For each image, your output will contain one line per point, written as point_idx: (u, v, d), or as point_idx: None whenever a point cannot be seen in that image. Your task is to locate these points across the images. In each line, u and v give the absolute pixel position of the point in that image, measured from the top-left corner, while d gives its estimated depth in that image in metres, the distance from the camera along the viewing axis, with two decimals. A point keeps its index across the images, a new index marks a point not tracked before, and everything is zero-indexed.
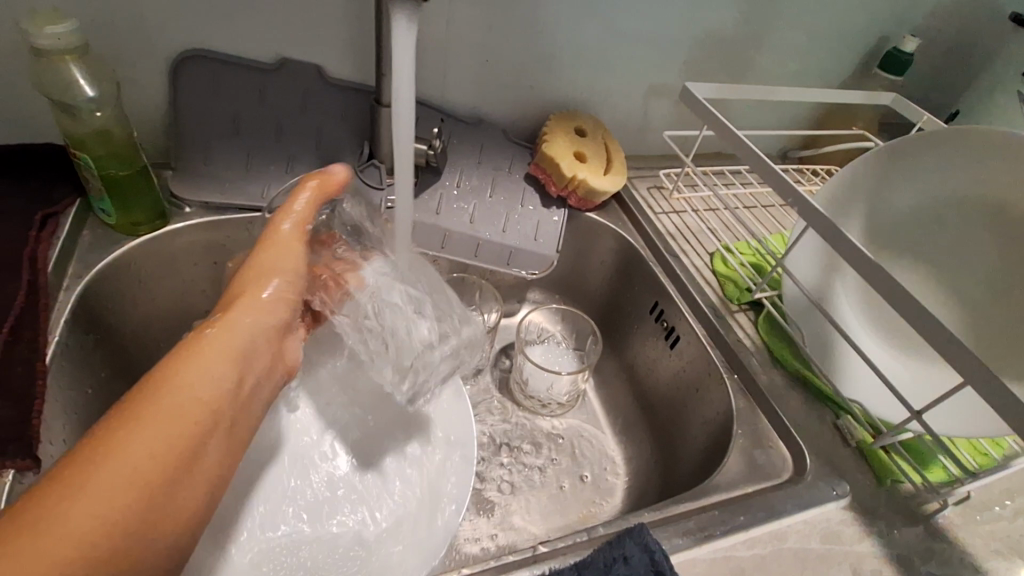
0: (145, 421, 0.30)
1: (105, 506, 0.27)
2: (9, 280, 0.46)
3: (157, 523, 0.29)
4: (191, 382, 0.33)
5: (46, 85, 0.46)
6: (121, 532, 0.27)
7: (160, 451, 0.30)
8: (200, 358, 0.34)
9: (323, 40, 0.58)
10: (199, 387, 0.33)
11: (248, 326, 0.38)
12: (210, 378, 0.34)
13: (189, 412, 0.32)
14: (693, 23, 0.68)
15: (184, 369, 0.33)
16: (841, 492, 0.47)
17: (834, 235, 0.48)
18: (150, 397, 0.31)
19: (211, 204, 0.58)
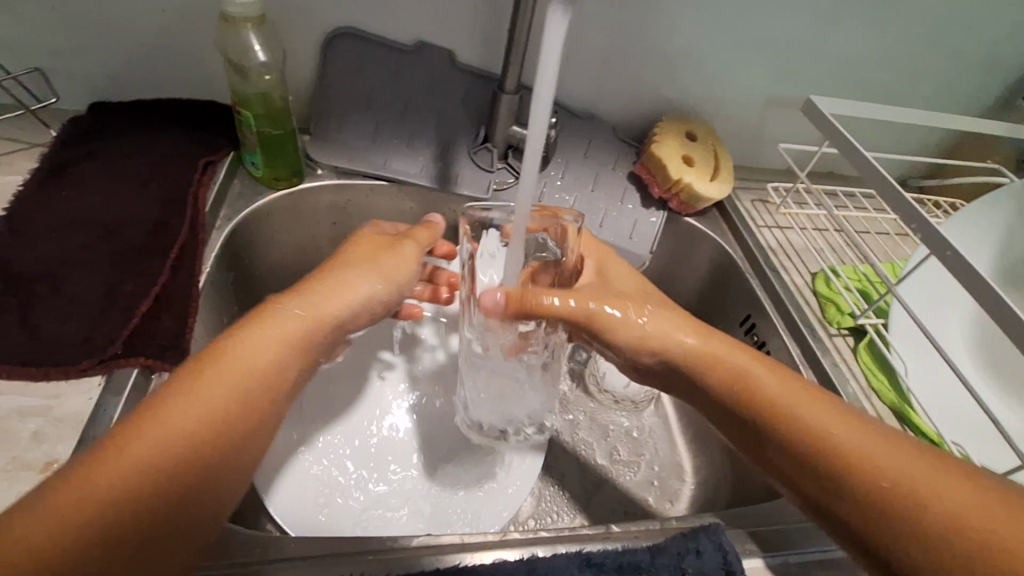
0: (202, 396, 0.35)
1: (146, 470, 0.31)
2: (176, 213, 0.53)
3: (191, 497, 0.33)
4: (232, 366, 0.37)
5: (231, 49, 0.53)
6: (153, 499, 0.31)
7: (206, 429, 0.34)
8: (249, 340, 0.38)
9: (459, 26, 0.61)
10: (243, 373, 0.37)
11: (277, 331, 0.39)
12: (258, 364, 0.38)
13: (233, 395, 0.36)
14: (828, 34, 0.66)
15: (238, 348, 0.38)
16: None
17: (960, 266, 0.46)
18: (199, 375, 0.36)
19: (340, 169, 0.64)
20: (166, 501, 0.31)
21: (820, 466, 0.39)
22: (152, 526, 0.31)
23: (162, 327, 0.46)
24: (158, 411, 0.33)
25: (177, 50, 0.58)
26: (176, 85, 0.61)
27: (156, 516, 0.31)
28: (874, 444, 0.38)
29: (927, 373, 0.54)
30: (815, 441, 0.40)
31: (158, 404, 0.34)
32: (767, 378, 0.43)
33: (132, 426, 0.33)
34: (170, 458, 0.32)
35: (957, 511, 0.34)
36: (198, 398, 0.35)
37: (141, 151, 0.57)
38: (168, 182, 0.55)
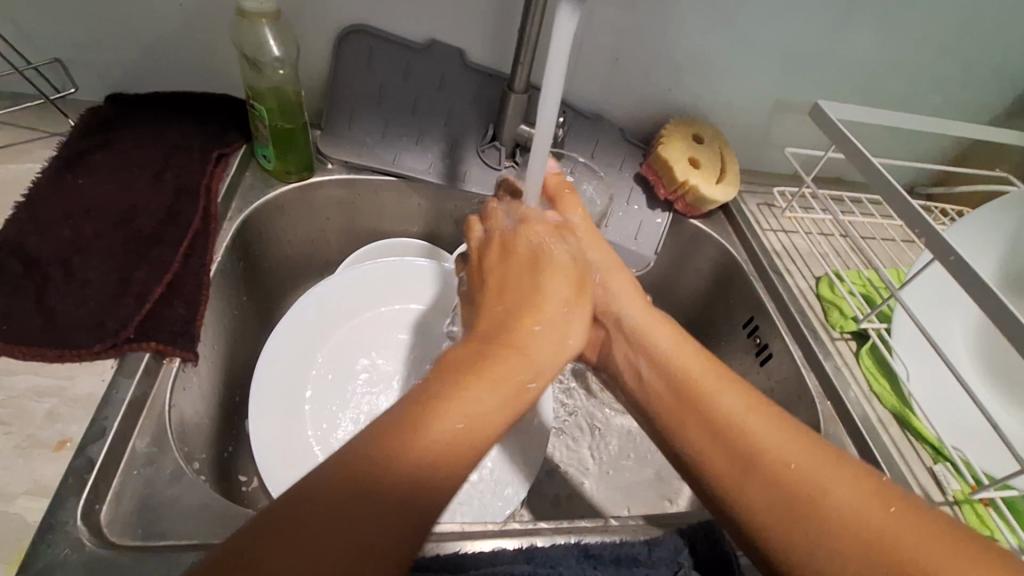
0: (449, 413, 0.32)
1: (394, 493, 0.29)
2: (189, 203, 0.54)
3: (432, 509, 0.30)
4: (478, 386, 0.34)
5: (245, 42, 0.54)
6: (400, 502, 0.29)
7: (446, 451, 0.31)
8: (482, 375, 0.35)
9: (470, 27, 0.62)
10: (485, 390, 0.35)
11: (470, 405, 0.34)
12: (487, 393, 0.34)
13: (477, 415, 0.33)
14: (837, 40, 0.66)
15: (491, 363, 0.36)
16: None
17: (965, 271, 0.46)
18: (439, 407, 0.32)
19: (349, 163, 0.65)
20: (414, 504, 0.30)
21: (706, 441, 0.39)
22: (378, 516, 0.28)
23: (174, 314, 0.47)
24: (440, 401, 0.33)
25: (193, 43, 0.59)
26: (193, 79, 0.63)
27: (378, 506, 0.29)
28: (794, 449, 0.37)
29: (929, 378, 0.54)
30: (732, 440, 0.38)
31: (436, 401, 0.33)
32: (734, 405, 0.40)
33: (374, 446, 0.30)
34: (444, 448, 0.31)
35: (851, 519, 0.33)
36: (451, 417, 0.32)
37: (156, 142, 0.58)
38: (180, 173, 0.56)
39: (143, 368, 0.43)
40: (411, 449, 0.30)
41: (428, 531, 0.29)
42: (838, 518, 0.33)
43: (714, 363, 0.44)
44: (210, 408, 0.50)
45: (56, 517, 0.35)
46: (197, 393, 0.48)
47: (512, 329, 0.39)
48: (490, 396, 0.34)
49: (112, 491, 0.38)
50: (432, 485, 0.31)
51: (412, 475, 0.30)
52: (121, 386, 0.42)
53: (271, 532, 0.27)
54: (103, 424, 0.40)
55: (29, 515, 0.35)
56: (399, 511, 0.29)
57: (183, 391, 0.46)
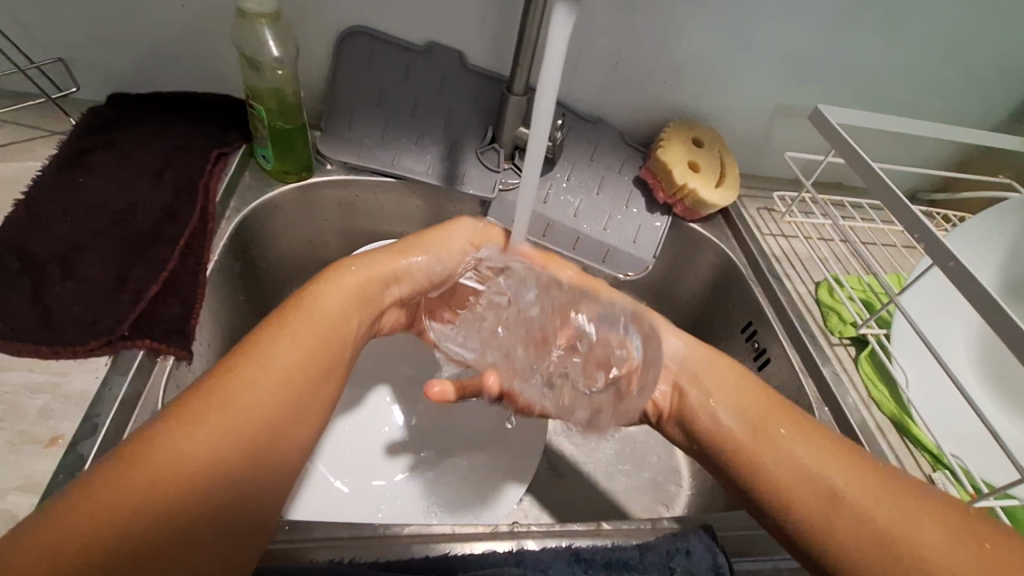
0: (230, 412, 0.35)
1: (180, 481, 0.31)
2: (187, 202, 0.54)
3: (248, 487, 0.34)
4: (254, 375, 0.37)
5: (244, 43, 0.54)
6: (215, 475, 0.33)
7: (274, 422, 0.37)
8: (259, 370, 0.37)
9: (470, 29, 0.62)
10: (272, 385, 0.37)
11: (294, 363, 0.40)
12: (270, 381, 0.37)
13: (259, 403, 0.36)
14: (838, 44, 0.66)
15: (260, 357, 0.38)
16: None
17: (964, 277, 0.46)
18: (218, 398, 0.35)
19: (349, 164, 0.65)
20: (217, 488, 0.33)
21: (763, 481, 0.41)
22: (179, 512, 0.31)
23: (169, 312, 0.47)
24: (225, 397, 0.35)
25: (195, 43, 0.60)
26: (195, 79, 0.63)
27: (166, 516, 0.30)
28: (839, 468, 0.40)
29: (929, 385, 0.54)
30: (796, 487, 0.40)
31: (223, 400, 0.35)
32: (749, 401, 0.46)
33: (160, 447, 0.32)
34: (237, 433, 0.34)
35: (841, 495, 0.39)
36: (229, 409, 0.35)
37: (156, 142, 0.58)
38: (179, 172, 0.56)
39: (137, 366, 0.43)
40: (227, 444, 0.34)
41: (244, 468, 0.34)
42: (864, 527, 0.37)
43: (778, 401, 0.46)
44: None
45: None
46: None
47: (289, 323, 0.41)
48: (273, 381, 0.37)
49: None
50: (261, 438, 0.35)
51: (199, 467, 0.32)
52: (114, 383, 0.42)
53: (71, 540, 0.28)
54: (95, 421, 0.40)
55: (20, 511, 0.35)
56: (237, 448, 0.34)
57: (177, 390, 0.46)
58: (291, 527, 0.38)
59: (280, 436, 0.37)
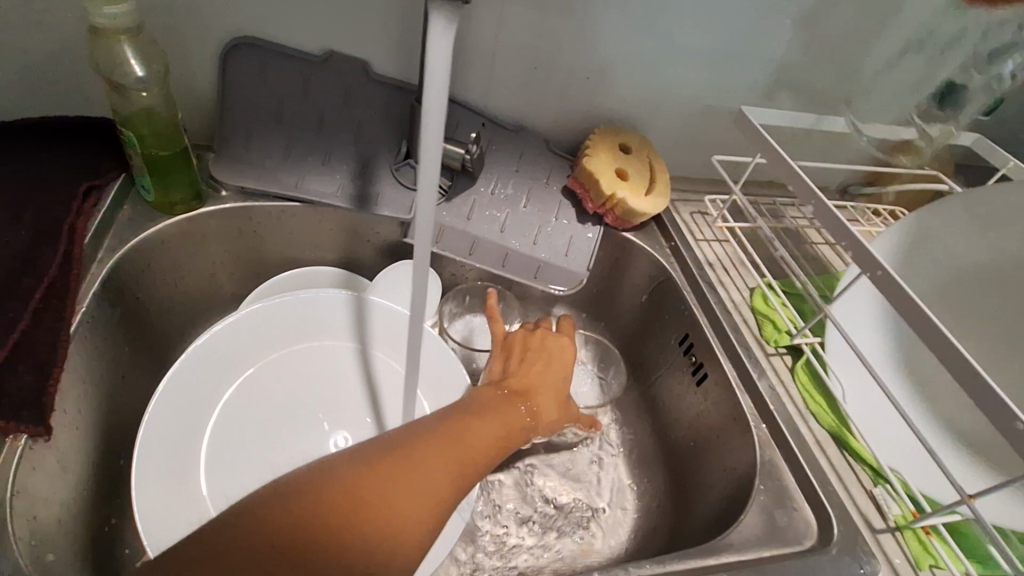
0: (350, 542, 0.33)
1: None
2: (46, 246, 0.47)
3: None
4: (416, 485, 0.37)
5: (101, 61, 0.47)
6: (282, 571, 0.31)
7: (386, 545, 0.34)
8: (407, 490, 0.36)
9: (372, 37, 0.57)
10: (417, 515, 0.36)
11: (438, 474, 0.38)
12: (406, 514, 0.35)
13: (391, 528, 0.35)
14: (761, 41, 0.64)
15: (420, 469, 0.38)
16: (802, 534, 0.45)
17: (891, 287, 0.44)
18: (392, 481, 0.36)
19: (246, 189, 0.59)
20: None
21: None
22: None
23: (16, 384, 0.40)
24: (370, 514, 0.34)
25: (50, 62, 0.52)
26: (57, 102, 0.56)
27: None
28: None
29: (864, 393, 0.52)
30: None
31: (376, 506, 0.35)
32: None
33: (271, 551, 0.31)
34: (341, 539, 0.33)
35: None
36: (362, 532, 0.34)
37: (9, 176, 0.51)
38: (38, 211, 0.49)
39: None
40: (346, 568, 0.32)
41: None
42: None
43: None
44: (76, 479, 0.44)
45: None
46: (55, 469, 0.42)
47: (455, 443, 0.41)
48: (415, 518, 0.36)
49: None
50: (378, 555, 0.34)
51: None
52: None
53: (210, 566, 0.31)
54: None
55: None
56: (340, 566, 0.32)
57: (31, 472, 0.40)
58: None
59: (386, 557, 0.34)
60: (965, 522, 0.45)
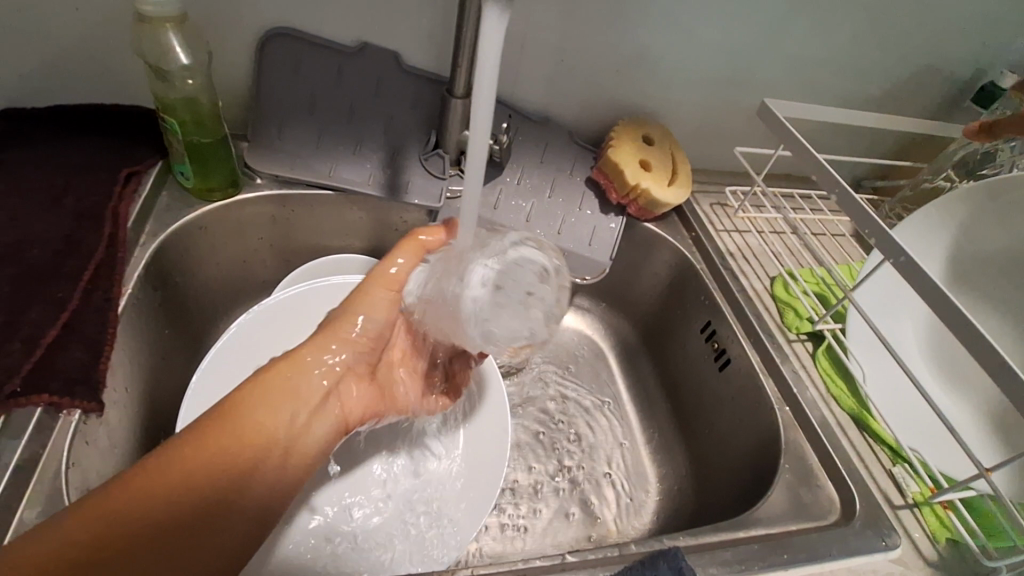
0: (223, 471, 0.36)
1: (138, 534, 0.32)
2: (92, 230, 0.48)
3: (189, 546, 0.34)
4: (247, 427, 0.38)
5: (147, 49, 0.48)
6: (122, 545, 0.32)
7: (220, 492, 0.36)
8: (245, 434, 0.38)
9: (405, 29, 0.58)
10: (281, 441, 0.39)
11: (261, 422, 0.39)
12: (265, 441, 0.38)
13: (253, 454, 0.38)
14: (781, 36, 0.65)
15: (269, 407, 0.39)
16: (827, 510, 0.47)
17: (914, 272, 0.45)
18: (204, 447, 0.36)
19: (280, 177, 0.60)
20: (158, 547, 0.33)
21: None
22: (133, 563, 0.32)
23: (70, 359, 0.41)
24: (169, 483, 0.34)
25: (93, 51, 0.53)
26: (97, 91, 0.57)
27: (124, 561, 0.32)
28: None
29: (885, 378, 0.54)
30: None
31: (173, 478, 0.34)
32: None
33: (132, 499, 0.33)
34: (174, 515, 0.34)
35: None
36: (238, 463, 0.37)
37: (54, 162, 0.52)
38: (82, 195, 0.50)
39: (34, 425, 0.38)
40: (226, 505, 0.36)
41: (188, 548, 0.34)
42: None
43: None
44: (125, 456, 0.45)
45: None
46: (107, 446, 0.43)
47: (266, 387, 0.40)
48: (268, 432, 0.39)
49: None
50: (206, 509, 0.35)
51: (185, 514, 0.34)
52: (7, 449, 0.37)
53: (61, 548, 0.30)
54: None
55: None
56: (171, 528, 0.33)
57: (87, 446, 0.41)
58: None
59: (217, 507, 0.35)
60: (981, 500, 0.46)
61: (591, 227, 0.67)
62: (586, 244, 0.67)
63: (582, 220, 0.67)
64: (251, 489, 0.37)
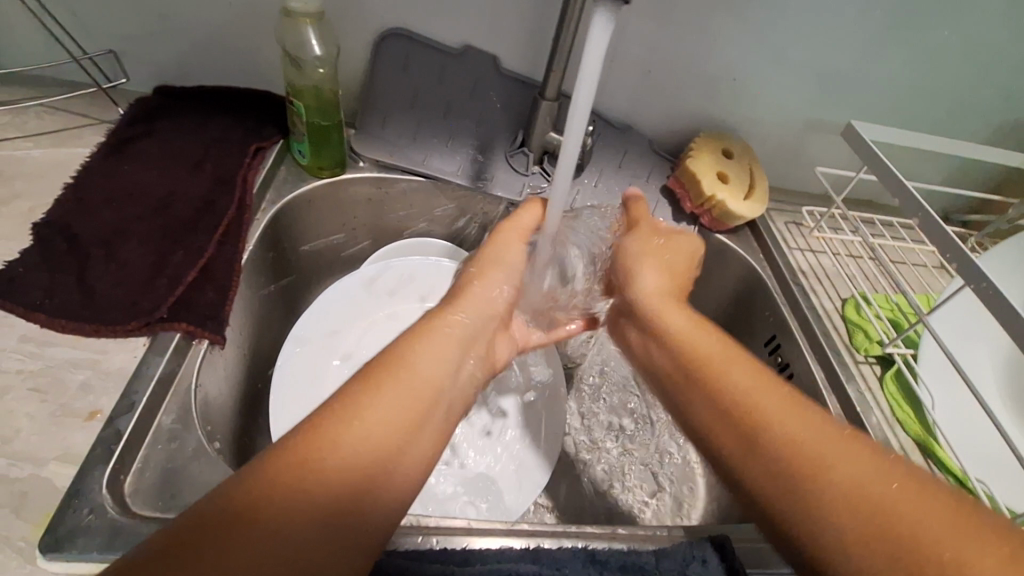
0: (378, 421, 0.35)
1: (266, 539, 0.29)
2: (225, 193, 0.56)
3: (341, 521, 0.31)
4: (416, 376, 0.38)
5: (289, 41, 0.56)
6: (266, 537, 0.29)
7: (383, 463, 0.34)
8: (413, 372, 0.38)
9: (506, 35, 0.63)
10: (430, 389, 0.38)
11: (429, 364, 0.39)
12: (414, 403, 0.37)
13: (410, 407, 0.36)
14: (876, 60, 0.66)
15: (415, 368, 0.38)
16: None
17: (997, 299, 0.45)
18: (345, 428, 0.33)
19: (380, 162, 0.66)
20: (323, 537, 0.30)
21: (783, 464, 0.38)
22: (271, 542, 0.29)
23: (204, 298, 0.49)
24: (331, 434, 0.33)
25: (239, 39, 0.62)
26: (236, 75, 0.65)
27: (284, 520, 0.29)
28: (875, 470, 0.36)
29: (955, 408, 0.53)
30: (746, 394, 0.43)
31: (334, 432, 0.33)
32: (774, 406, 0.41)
33: (301, 451, 0.32)
34: (317, 495, 0.31)
35: (858, 491, 0.35)
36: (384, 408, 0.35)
37: (198, 132, 0.60)
38: (219, 163, 0.58)
39: (173, 348, 0.45)
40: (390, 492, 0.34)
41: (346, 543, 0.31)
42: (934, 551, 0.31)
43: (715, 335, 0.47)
44: (233, 390, 0.52)
45: (84, 483, 0.37)
46: (222, 377, 0.50)
47: (384, 376, 0.37)
48: (421, 392, 0.38)
49: (137, 462, 0.39)
50: (370, 495, 0.33)
51: (353, 481, 0.32)
52: (151, 363, 0.44)
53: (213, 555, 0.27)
54: (132, 398, 0.41)
55: (55, 480, 0.37)
56: (330, 521, 0.31)
57: (209, 371, 0.48)
58: None
59: (389, 480, 0.34)
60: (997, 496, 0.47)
61: None
62: None
63: None
64: (413, 455, 0.36)
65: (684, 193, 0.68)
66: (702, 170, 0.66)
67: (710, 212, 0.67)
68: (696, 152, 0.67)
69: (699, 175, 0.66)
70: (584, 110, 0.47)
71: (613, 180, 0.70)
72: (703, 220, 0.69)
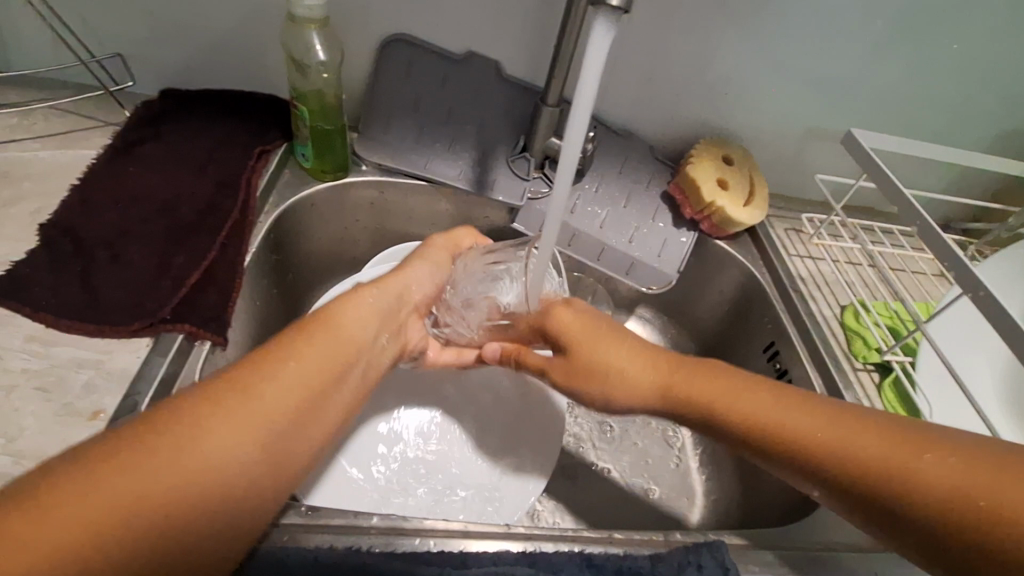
0: (273, 389, 0.37)
1: (147, 488, 0.30)
2: (228, 196, 0.57)
3: (225, 482, 0.33)
4: (324, 354, 0.41)
5: (293, 46, 0.56)
6: (160, 495, 0.31)
7: (281, 433, 0.36)
8: (315, 346, 0.41)
9: (509, 41, 0.64)
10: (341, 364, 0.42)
11: (336, 343, 0.42)
12: (314, 373, 0.40)
13: (312, 379, 0.39)
14: (876, 69, 0.66)
15: (318, 342, 0.41)
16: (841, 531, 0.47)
17: (994, 308, 0.45)
18: (243, 392, 0.36)
19: (382, 166, 0.67)
20: (200, 492, 0.32)
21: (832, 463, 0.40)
22: (164, 500, 0.31)
23: (206, 300, 0.49)
24: (228, 396, 0.36)
25: (244, 44, 0.62)
26: (241, 79, 0.66)
27: (173, 481, 0.31)
28: (871, 444, 0.39)
29: (952, 416, 0.54)
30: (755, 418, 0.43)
31: (231, 396, 0.36)
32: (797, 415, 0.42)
33: (191, 409, 0.34)
34: (211, 455, 0.33)
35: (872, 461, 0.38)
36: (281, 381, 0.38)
37: (203, 135, 0.61)
38: (222, 166, 0.59)
39: (176, 349, 0.46)
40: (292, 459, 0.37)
41: (233, 505, 0.34)
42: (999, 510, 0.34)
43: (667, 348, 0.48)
44: None
45: None
46: None
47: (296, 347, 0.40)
48: (328, 368, 0.41)
49: None
50: (268, 461, 0.35)
51: (251, 449, 0.35)
52: (154, 363, 0.44)
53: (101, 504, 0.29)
54: (135, 398, 0.42)
55: None
56: (216, 488, 0.33)
57: (211, 372, 0.48)
58: (309, 512, 0.40)
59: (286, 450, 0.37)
60: None
61: (661, 239, 0.70)
62: (656, 253, 0.70)
63: (653, 232, 0.70)
64: (310, 426, 0.39)
65: (684, 200, 0.69)
66: (702, 176, 0.66)
67: (712, 218, 0.68)
68: (696, 159, 0.67)
69: (700, 181, 0.66)
70: (584, 116, 0.47)
71: (613, 185, 0.70)
72: (704, 226, 0.69)
